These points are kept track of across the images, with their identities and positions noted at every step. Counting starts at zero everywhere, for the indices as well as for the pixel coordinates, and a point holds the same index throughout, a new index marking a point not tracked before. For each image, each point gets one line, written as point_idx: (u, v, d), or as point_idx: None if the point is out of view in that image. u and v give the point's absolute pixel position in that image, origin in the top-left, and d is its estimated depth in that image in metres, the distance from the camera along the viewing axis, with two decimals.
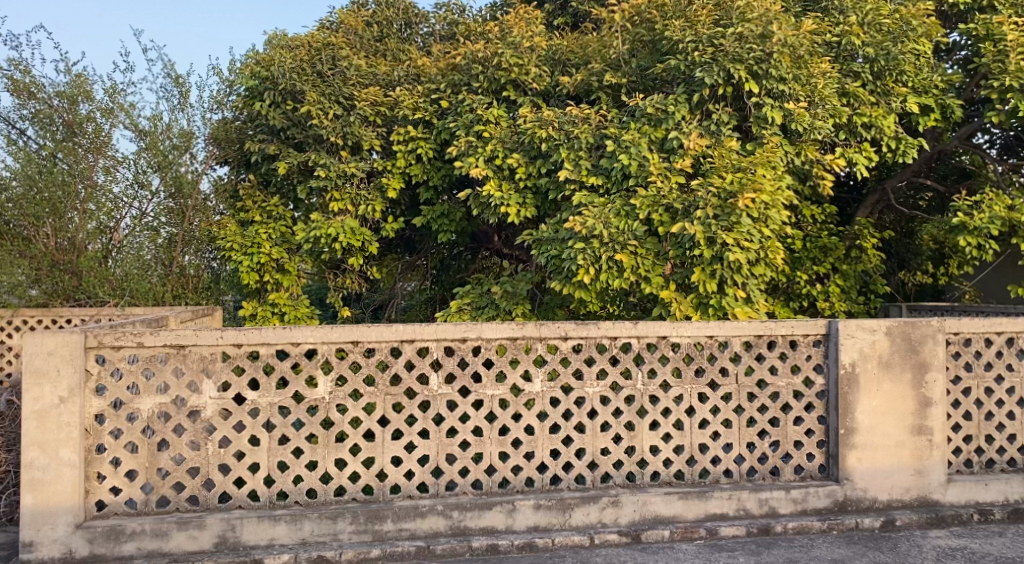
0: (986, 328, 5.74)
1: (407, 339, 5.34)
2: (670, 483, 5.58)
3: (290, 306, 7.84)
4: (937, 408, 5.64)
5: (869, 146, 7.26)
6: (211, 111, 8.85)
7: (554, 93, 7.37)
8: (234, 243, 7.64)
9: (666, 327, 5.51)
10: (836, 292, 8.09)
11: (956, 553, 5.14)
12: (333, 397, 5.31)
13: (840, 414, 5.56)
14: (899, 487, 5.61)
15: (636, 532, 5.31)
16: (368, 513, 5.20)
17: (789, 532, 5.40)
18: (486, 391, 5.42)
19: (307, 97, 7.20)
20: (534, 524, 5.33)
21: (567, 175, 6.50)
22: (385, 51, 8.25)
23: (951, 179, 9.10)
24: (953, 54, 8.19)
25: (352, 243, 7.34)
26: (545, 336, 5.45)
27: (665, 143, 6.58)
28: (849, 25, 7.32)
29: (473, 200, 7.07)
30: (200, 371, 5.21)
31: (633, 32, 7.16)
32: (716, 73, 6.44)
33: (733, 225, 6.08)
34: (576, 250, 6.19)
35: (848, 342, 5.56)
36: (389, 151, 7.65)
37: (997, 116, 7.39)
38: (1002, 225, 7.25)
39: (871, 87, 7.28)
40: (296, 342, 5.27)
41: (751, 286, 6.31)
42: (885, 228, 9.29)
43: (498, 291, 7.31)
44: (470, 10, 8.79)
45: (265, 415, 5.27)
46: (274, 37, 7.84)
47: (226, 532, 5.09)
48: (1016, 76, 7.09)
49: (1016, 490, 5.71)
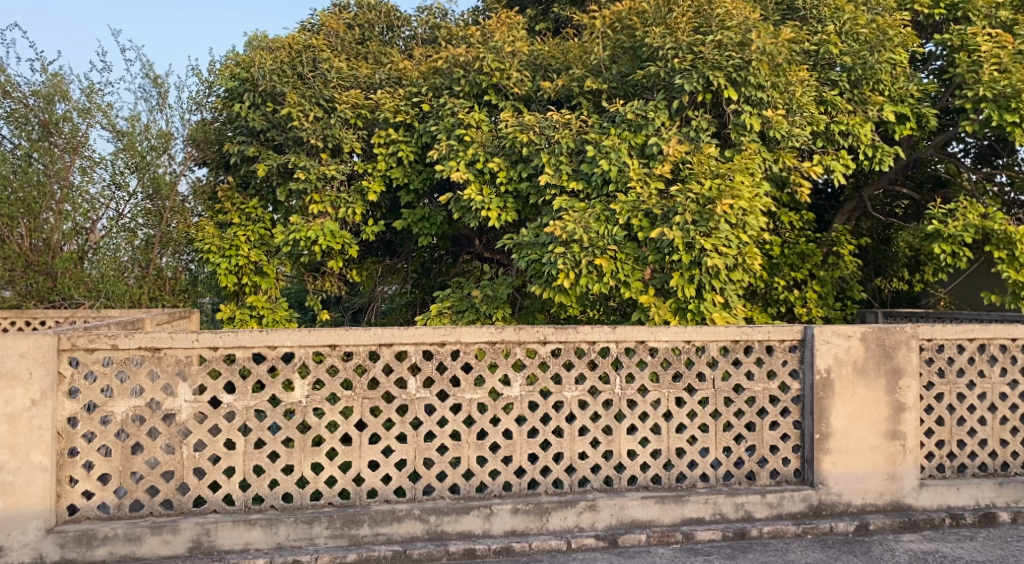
0: (959, 334, 5.83)
1: (385, 342, 5.33)
2: (647, 487, 5.60)
3: (269, 310, 7.79)
4: (910, 413, 5.71)
5: (846, 154, 7.37)
6: (191, 112, 8.83)
7: (535, 98, 7.37)
8: (213, 244, 7.60)
9: (644, 332, 5.54)
10: (813, 298, 8.20)
11: (928, 556, 5.21)
12: (310, 401, 5.29)
13: (816, 419, 5.61)
14: (873, 491, 5.67)
15: (613, 537, 5.32)
16: (344, 518, 5.18)
17: (765, 536, 5.44)
18: (465, 395, 5.41)
19: (288, 98, 7.20)
20: (511, 528, 5.33)
21: (548, 179, 6.54)
22: (366, 53, 8.19)
23: (927, 187, 9.21)
24: (929, 64, 8.27)
25: (331, 245, 7.30)
26: (524, 340, 5.46)
27: (645, 148, 6.62)
28: (827, 34, 7.41)
29: (454, 204, 7.05)
30: (175, 374, 5.17)
31: (613, 38, 7.17)
32: (696, 80, 6.50)
33: (712, 231, 6.10)
34: (556, 254, 6.20)
35: (823, 347, 5.62)
36: (369, 154, 7.63)
37: (971, 126, 7.51)
38: (975, 233, 7.38)
39: (848, 95, 7.38)
40: (273, 346, 5.24)
41: (730, 291, 6.36)
42: (861, 235, 9.44)
43: (478, 295, 7.32)
44: (452, 13, 8.80)
45: (241, 418, 5.23)
46: (255, 37, 7.82)
47: (200, 537, 5.05)
48: (990, 87, 7.23)
49: (988, 495, 5.79)
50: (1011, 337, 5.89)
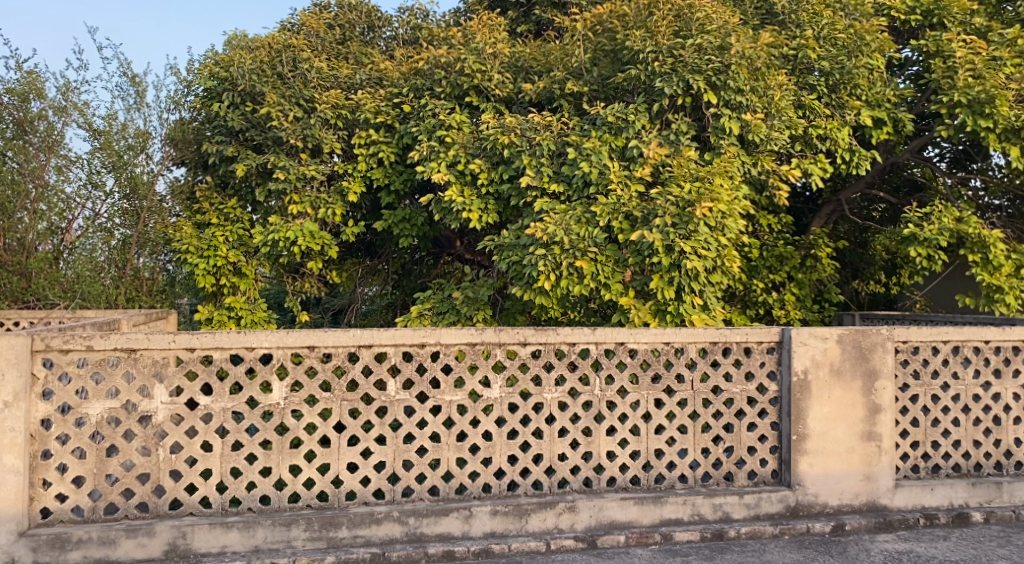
0: (933, 336, 5.90)
1: (365, 343, 5.31)
2: (626, 487, 5.62)
3: (247, 310, 7.75)
4: (886, 414, 5.77)
5: (823, 158, 7.45)
6: (169, 112, 8.76)
7: (517, 100, 7.36)
8: (190, 245, 7.53)
9: (624, 333, 5.56)
10: (791, 300, 8.26)
11: (903, 556, 5.26)
12: (288, 402, 5.25)
13: (793, 420, 5.65)
14: (849, 491, 5.73)
15: (592, 538, 5.33)
16: (322, 520, 5.15)
17: (742, 536, 5.48)
18: (444, 396, 5.40)
19: (268, 98, 7.18)
20: (490, 530, 5.33)
21: (529, 181, 6.55)
22: (346, 53, 8.16)
23: (903, 191, 9.31)
24: (905, 70, 8.33)
25: (311, 246, 7.26)
26: (504, 342, 5.47)
27: (626, 151, 6.65)
28: (806, 39, 7.45)
29: (435, 205, 7.04)
30: (152, 375, 5.13)
31: (595, 40, 7.20)
32: (675, 83, 6.55)
33: (691, 234, 6.11)
34: (537, 256, 6.22)
35: (801, 349, 5.67)
36: (350, 155, 7.60)
37: (946, 131, 7.61)
38: (950, 236, 7.48)
39: (826, 100, 7.47)
40: (251, 347, 5.20)
41: (709, 293, 6.40)
42: (838, 238, 9.53)
43: (459, 297, 7.33)
44: (433, 14, 8.79)
45: (218, 420, 5.19)
46: (234, 37, 7.77)
47: (177, 539, 5.01)
48: (964, 92, 7.34)
49: (961, 495, 5.87)
50: (984, 340, 5.97)
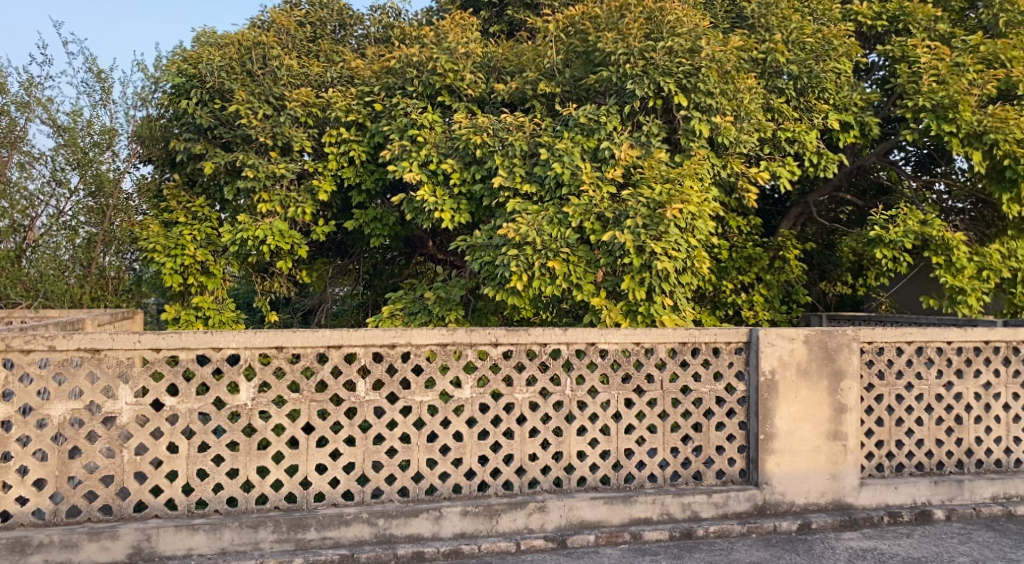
0: (898, 337, 5.98)
1: (335, 344, 5.27)
2: (596, 487, 5.64)
3: (215, 310, 7.68)
4: (851, 414, 5.85)
5: (792, 160, 7.55)
6: (136, 108, 8.66)
7: (490, 100, 7.36)
8: (158, 243, 7.43)
9: (595, 333, 5.58)
10: (760, 301, 8.36)
11: (867, 554, 5.33)
12: (256, 403, 5.20)
13: (761, 420, 5.71)
14: (815, 490, 5.80)
15: (562, 538, 5.34)
16: (290, 522, 5.11)
17: (710, 535, 5.53)
18: (415, 397, 5.38)
19: (236, 96, 7.10)
20: (460, 530, 5.32)
21: (501, 181, 6.55)
22: (318, 52, 8.11)
23: (869, 194, 9.48)
24: (872, 74, 8.49)
25: (280, 245, 7.22)
26: (475, 342, 5.46)
27: (598, 152, 6.67)
28: (775, 43, 7.52)
29: (407, 204, 7.01)
30: (117, 376, 5.04)
31: (566, 42, 7.22)
32: (647, 86, 6.59)
33: (662, 234, 6.13)
34: (509, 257, 6.24)
35: (768, 349, 5.73)
36: (320, 153, 7.54)
37: (911, 135, 7.75)
38: (915, 238, 7.61)
39: (795, 103, 7.57)
40: (218, 347, 5.14)
41: (679, 294, 6.44)
42: (806, 240, 9.63)
43: (431, 297, 7.31)
44: (406, 13, 8.74)
45: (184, 421, 5.12)
46: (203, 33, 7.68)
47: (141, 542, 4.94)
48: (929, 97, 7.49)
49: (924, 493, 5.97)
50: (947, 340, 6.06)
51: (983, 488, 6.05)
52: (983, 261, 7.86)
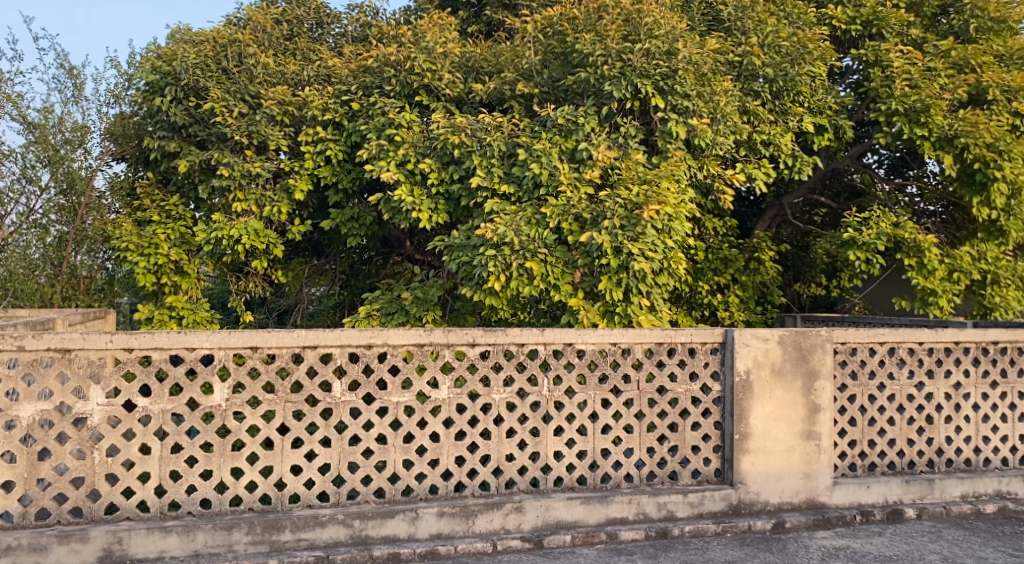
0: (871, 338, 6.04)
1: (310, 344, 5.23)
2: (573, 487, 5.65)
3: (189, 310, 7.60)
4: (825, 414, 5.91)
5: (767, 162, 7.62)
6: (108, 105, 8.56)
7: (468, 100, 7.34)
8: (131, 243, 7.35)
9: (572, 334, 5.59)
10: (735, 302, 8.43)
11: (840, 552, 5.38)
12: (230, 404, 5.14)
13: (736, 420, 5.75)
14: (789, 489, 5.85)
15: (538, 538, 5.34)
16: (265, 524, 5.06)
17: (686, 535, 5.55)
18: (391, 398, 5.36)
19: (211, 94, 7.04)
20: (437, 531, 5.30)
21: (479, 181, 6.54)
22: (295, 50, 8.05)
23: (843, 196, 9.60)
24: (846, 78, 8.57)
25: (255, 245, 7.16)
26: (452, 342, 5.45)
27: (575, 153, 6.68)
28: (750, 46, 7.57)
29: (385, 204, 6.99)
30: (88, 377, 4.97)
31: (545, 43, 7.23)
32: (624, 87, 6.63)
33: (639, 235, 6.16)
34: (487, 257, 6.24)
35: (743, 350, 5.77)
36: (296, 152, 7.49)
37: (884, 138, 7.84)
38: (887, 241, 7.72)
39: (770, 106, 7.65)
40: (192, 347, 5.08)
41: (656, 295, 6.46)
42: (781, 241, 9.72)
43: (408, 297, 7.30)
44: (384, 12, 8.70)
45: (157, 422, 5.05)
46: (178, 30, 7.62)
47: (112, 545, 4.87)
48: (902, 101, 7.61)
49: (896, 492, 6.03)
50: (919, 341, 6.13)
51: (953, 486, 6.13)
52: (954, 263, 8.00)
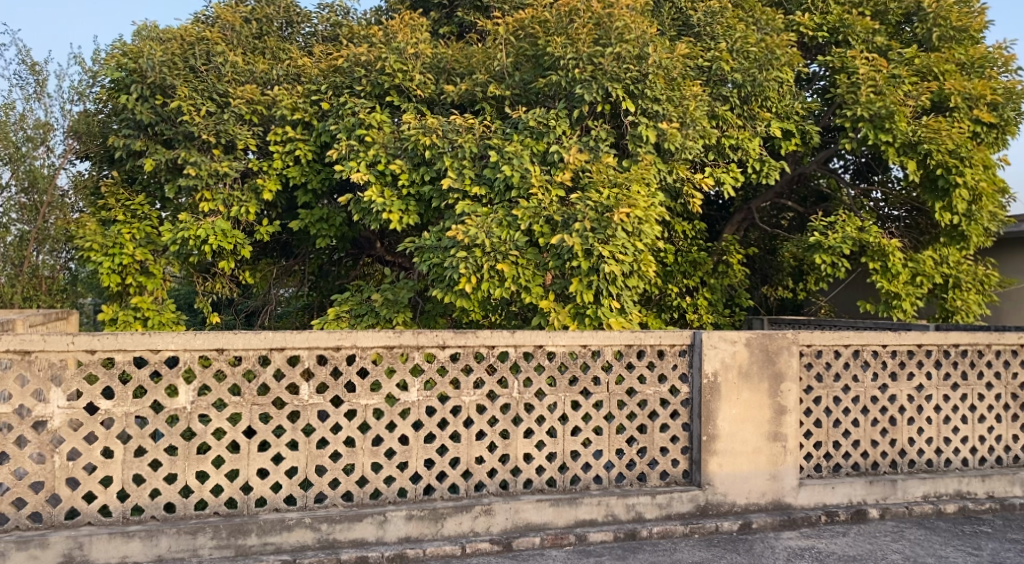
0: (835, 341, 6.12)
1: (277, 346, 5.17)
2: (542, 489, 5.65)
3: (154, 311, 7.48)
4: (791, 416, 5.97)
5: (735, 167, 7.71)
6: (72, 103, 8.42)
7: (439, 101, 7.30)
8: (95, 242, 7.22)
9: (542, 336, 5.59)
10: (704, 304, 8.52)
11: (805, 552, 5.44)
12: (195, 407, 5.07)
13: (703, 422, 5.79)
14: (755, 490, 5.91)
15: (507, 540, 5.33)
16: (230, 528, 5.00)
17: (654, 536, 5.59)
18: (360, 400, 5.32)
19: (178, 92, 6.94)
20: (405, 535, 5.27)
21: (450, 182, 6.53)
22: (264, 49, 7.98)
23: (810, 201, 9.74)
24: (813, 84, 8.69)
25: (222, 245, 7.08)
26: (422, 345, 5.41)
27: (547, 156, 6.69)
28: (720, 52, 7.68)
29: (355, 205, 6.95)
30: (48, 379, 4.87)
31: (516, 45, 7.27)
32: (595, 90, 6.68)
33: (609, 238, 6.19)
34: (458, 259, 6.24)
35: (711, 352, 5.81)
36: (265, 151, 7.44)
37: (850, 144, 7.99)
38: (852, 244, 7.86)
39: (738, 111, 7.68)
40: (156, 349, 4.99)
41: (626, 297, 6.49)
42: (749, 245, 9.85)
43: (378, 299, 7.28)
44: (354, 13, 8.66)
45: (120, 425, 4.96)
46: (144, 27, 7.52)
47: (72, 550, 4.78)
48: (867, 107, 7.70)
49: (860, 493, 6.11)
50: (882, 344, 6.21)
51: (915, 487, 6.22)
52: (918, 267, 8.14)
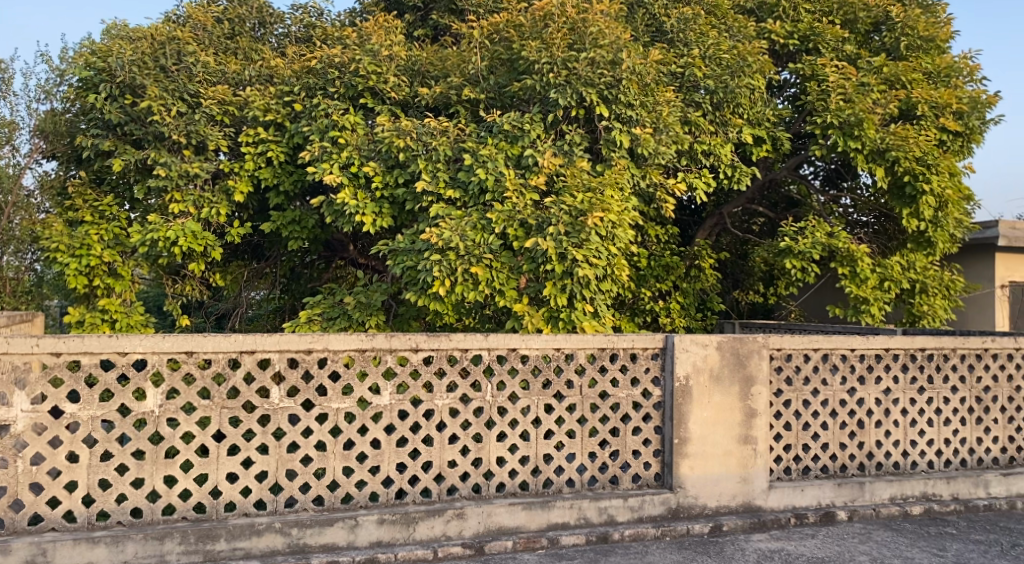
0: (805, 345, 6.19)
1: (248, 349, 5.12)
2: (514, 493, 5.65)
3: (122, 313, 7.38)
4: (761, 419, 6.03)
5: (707, 172, 7.78)
6: (38, 101, 8.31)
7: (413, 104, 7.29)
8: (61, 243, 7.11)
9: (516, 339, 5.59)
10: (676, 308, 8.58)
11: (774, 554, 5.48)
12: (164, 410, 5.00)
13: (675, 425, 5.83)
14: (726, 493, 5.95)
15: (479, 544, 5.32)
16: (198, 533, 4.94)
17: (626, 539, 5.61)
18: (332, 404, 5.29)
19: (149, 92, 6.85)
20: (376, 539, 5.24)
21: (424, 185, 6.51)
22: (236, 49, 7.91)
23: (780, 206, 9.86)
24: (784, 91, 8.79)
25: (192, 247, 6.99)
26: (395, 348, 5.39)
27: (521, 159, 6.69)
28: (692, 57, 7.74)
29: (327, 207, 6.88)
30: (11, 382, 4.77)
31: (491, 49, 7.27)
32: (569, 95, 6.70)
33: (583, 242, 6.20)
34: (432, 262, 6.21)
35: (682, 356, 5.84)
36: (236, 153, 7.37)
37: (819, 150, 8.08)
38: (822, 250, 7.97)
39: (711, 117, 7.74)
40: (123, 352, 4.92)
41: (599, 301, 6.51)
42: (721, 249, 9.95)
43: (351, 302, 7.24)
44: (328, 14, 8.61)
45: (86, 429, 4.88)
46: (113, 26, 7.43)
47: (36, 557, 4.70)
48: (836, 114, 7.81)
49: (828, 495, 6.18)
50: (851, 348, 6.29)
51: (882, 489, 6.30)
52: (886, 272, 8.25)
